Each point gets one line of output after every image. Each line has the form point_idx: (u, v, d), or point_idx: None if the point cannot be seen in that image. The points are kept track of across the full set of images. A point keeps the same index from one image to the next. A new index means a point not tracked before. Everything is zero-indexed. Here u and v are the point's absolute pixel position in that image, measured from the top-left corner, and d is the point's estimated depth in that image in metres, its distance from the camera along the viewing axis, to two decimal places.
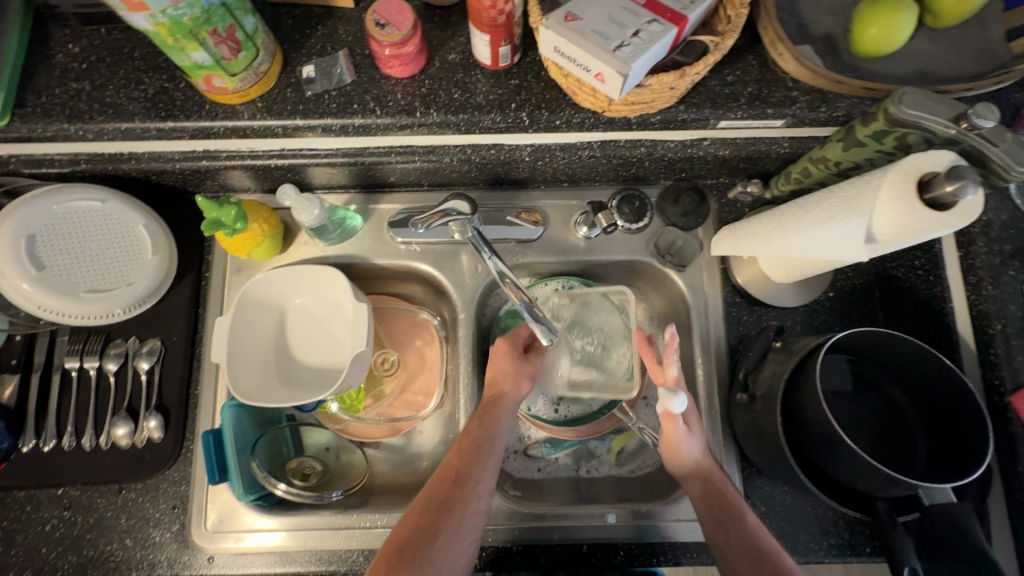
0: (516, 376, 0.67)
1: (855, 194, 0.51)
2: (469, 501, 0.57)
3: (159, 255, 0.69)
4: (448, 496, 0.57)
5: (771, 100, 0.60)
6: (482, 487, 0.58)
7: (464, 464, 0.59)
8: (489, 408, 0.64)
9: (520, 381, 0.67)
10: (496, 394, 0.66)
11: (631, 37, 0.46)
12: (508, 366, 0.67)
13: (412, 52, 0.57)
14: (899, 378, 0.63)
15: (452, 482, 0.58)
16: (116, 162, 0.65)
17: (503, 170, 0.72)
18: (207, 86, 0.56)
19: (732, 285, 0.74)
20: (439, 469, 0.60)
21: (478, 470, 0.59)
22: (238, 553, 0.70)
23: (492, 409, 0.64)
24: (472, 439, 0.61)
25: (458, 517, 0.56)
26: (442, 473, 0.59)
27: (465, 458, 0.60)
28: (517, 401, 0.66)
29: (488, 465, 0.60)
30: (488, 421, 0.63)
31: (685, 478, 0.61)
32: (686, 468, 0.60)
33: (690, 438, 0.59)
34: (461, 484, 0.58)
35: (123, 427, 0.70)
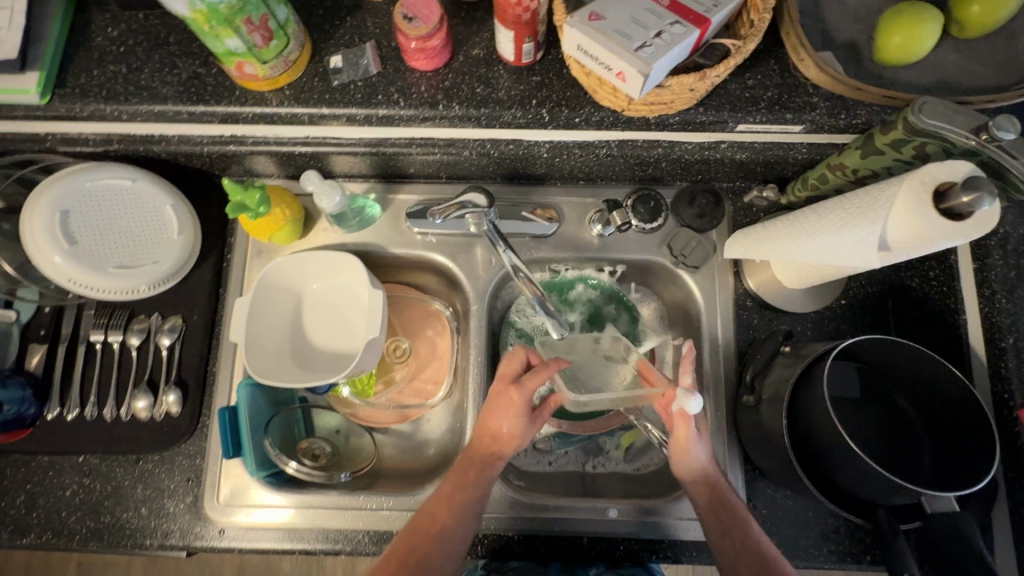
0: (520, 433, 0.64)
1: (871, 201, 0.51)
2: (444, 559, 0.61)
3: (184, 235, 0.72)
4: (418, 555, 0.61)
5: (791, 105, 0.60)
6: (460, 544, 0.63)
7: (444, 524, 0.63)
8: (481, 464, 0.65)
9: (523, 439, 0.65)
10: (492, 451, 0.65)
11: (654, 38, 0.47)
12: (516, 424, 0.64)
13: (437, 46, 0.58)
14: (909, 389, 0.63)
15: (427, 543, 0.62)
16: (148, 144, 0.67)
17: (521, 166, 0.73)
18: (238, 73, 0.58)
19: (743, 288, 0.75)
20: (420, 519, 0.63)
21: (457, 530, 0.63)
22: (247, 527, 0.72)
23: (484, 466, 0.65)
24: (458, 497, 0.64)
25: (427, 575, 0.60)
26: (422, 528, 0.63)
27: (448, 517, 0.63)
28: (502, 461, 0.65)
29: (468, 523, 0.63)
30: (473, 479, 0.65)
31: (690, 485, 0.63)
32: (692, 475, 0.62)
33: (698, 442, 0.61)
34: (438, 544, 0.62)
35: (143, 400, 0.73)
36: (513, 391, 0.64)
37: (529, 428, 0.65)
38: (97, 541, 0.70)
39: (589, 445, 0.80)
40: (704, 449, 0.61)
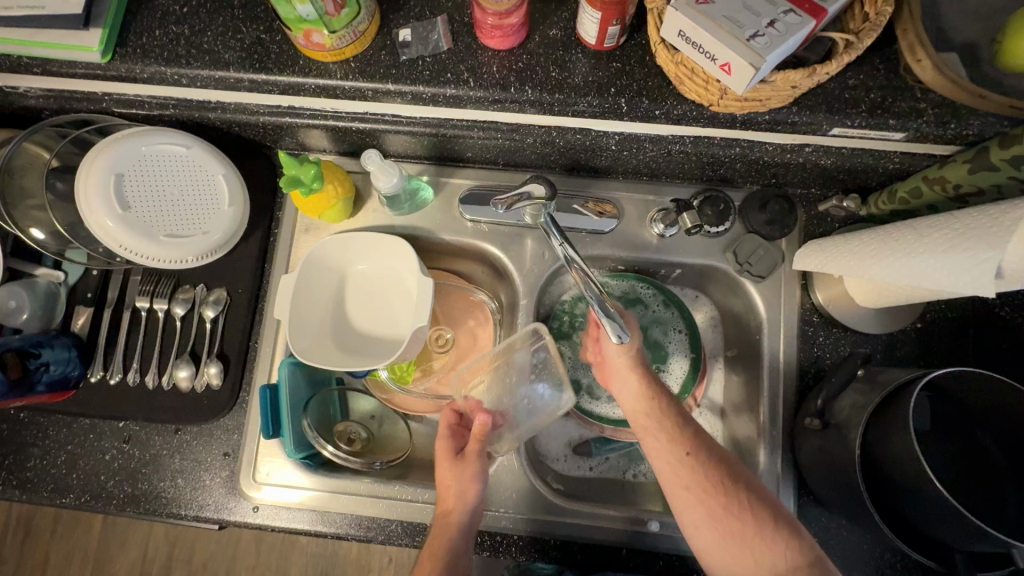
0: (460, 477, 0.64)
1: (986, 223, 0.47)
2: None
3: (234, 207, 0.70)
4: None
5: (896, 110, 0.55)
6: None
7: None
8: (438, 530, 0.62)
9: (465, 486, 0.64)
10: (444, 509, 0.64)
11: (767, 27, 0.42)
12: (449, 474, 0.65)
13: (516, 24, 0.54)
14: (994, 427, 0.58)
15: None
16: (204, 110, 0.66)
17: (584, 157, 0.69)
18: (304, 42, 0.55)
19: (810, 303, 0.71)
20: None
21: None
22: (281, 507, 0.71)
23: (442, 529, 0.62)
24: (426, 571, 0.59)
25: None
26: None
27: None
28: (468, 512, 0.63)
29: None
30: (438, 542, 0.61)
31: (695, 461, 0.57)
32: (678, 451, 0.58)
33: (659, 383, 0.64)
34: None
35: (185, 370, 0.72)
36: (440, 443, 0.67)
37: (468, 467, 0.65)
38: (133, 508, 0.71)
39: (631, 452, 0.78)
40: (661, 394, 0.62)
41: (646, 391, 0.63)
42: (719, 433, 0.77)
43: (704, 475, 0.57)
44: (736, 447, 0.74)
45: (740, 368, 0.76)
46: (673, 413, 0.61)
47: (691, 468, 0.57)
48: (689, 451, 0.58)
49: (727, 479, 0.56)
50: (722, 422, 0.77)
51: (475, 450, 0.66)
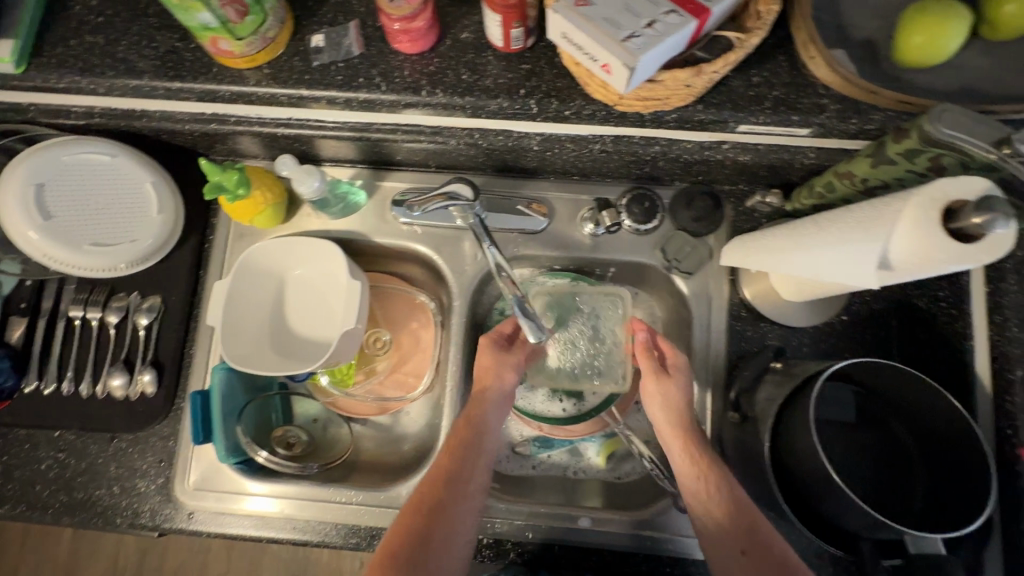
0: (499, 368, 0.66)
1: (873, 215, 0.47)
2: (458, 508, 0.57)
3: (164, 215, 0.70)
4: (438, 504, 0.57)
5: (798, 106, 0.56)
6: (474, 483, 0.59)
7: (451, 464, 0.59)
8: (475, 403, 0.64)
9: (502, 372, 0.66)
10: (479, 390, 0.65)
11: (645, 28, 0.43)
12: (490, 360, 0.66)
13: (422, 27, 0.55)
14: (907, 417, 0.59)
15: (439, 487, 0.58)
16: (130, 119, 0.64)
17: (511, 158, 0.70)
18: (213, 49, 0.56)
19: (739, 298, 0.71)
20: (428, 468, 0.60)
21: (467, 470, 0.59)
22: (218, 512, 0.71)
23: (479, 403, 0.64)
24: (459, 437, 0.61)
25: (447, 524, 0.56)
26: (430, 478, 0.59)
27: (455, 456, 0.60)
28: (503, 396, 0.65)
29: (479, 463, 0.60)
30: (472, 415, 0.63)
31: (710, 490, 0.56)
32: (696, 468, 0.58)
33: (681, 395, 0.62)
34: (452, 486, 0.58)
35: (119, 378, 0.72)
36: (487, 336, 0.69)
37: (508, 362, 0.67)
38: (68, 517, 0.71)
39: (572, 450, 0.78)
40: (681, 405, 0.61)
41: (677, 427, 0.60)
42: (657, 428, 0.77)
43: (727, 519, 0.55)
44: None
45: None
46: (707, 458, 0.58)
47: (717, 514, 0.55)
48: (715, 495, 0.56)
49: (744, 516, 0.54)
50: None
51: (520, 351, 0.69)
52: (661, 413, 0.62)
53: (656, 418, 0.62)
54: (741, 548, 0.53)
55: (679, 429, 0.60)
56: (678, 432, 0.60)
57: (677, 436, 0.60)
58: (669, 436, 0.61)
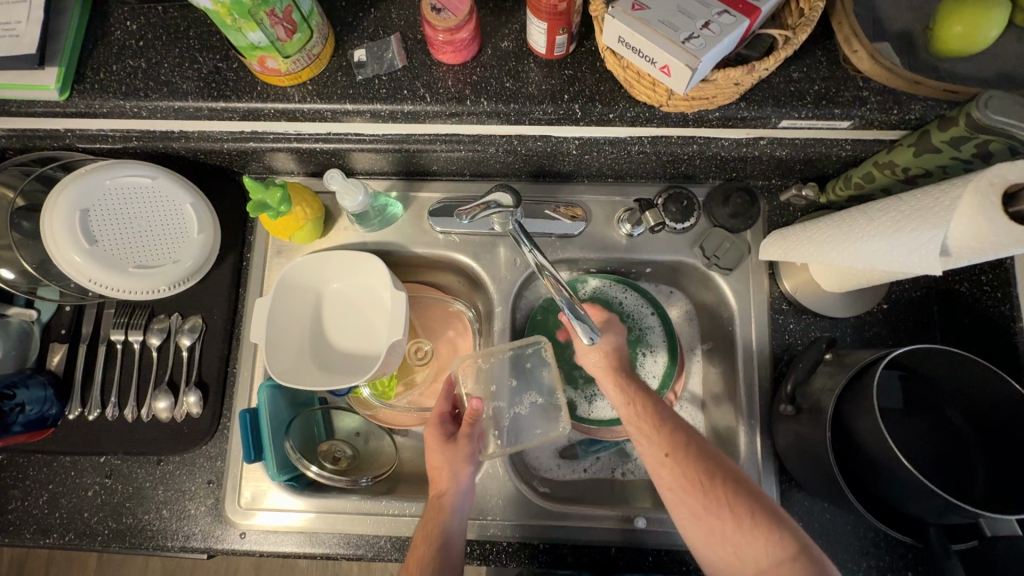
0: (453, 462, 0.63)
1: (930, 203, 0.48)
2: None
3: (204, 235, 0.71)
4: None
5: (840, 99, 0.56)
6: None
7: None
8: (432, 513, 0.61)
9: (457, 467, 0.63)
10: (439, 493, 0.62)
11: (701, 29, 0.43)
12: (441, 459, 0.63)
13: (466, 38, 0.55)
14: (958, 401, 0.60)
15: None
16: (167, 141, 0.66)
17: (547, 163, 0.70)
18: (260, 68, 0.56)
19: (779, 291, 0.72)
20: None
21: None
22: (268, 531, 0.71)
23: (436, 512, 0.61)
24: (418, 558, 0.57)
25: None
26: None
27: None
28: (462, 493, 0.62)
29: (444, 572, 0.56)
30: (433, 525, 0.60)
31: (627, 406, 0.62)
32: (616, 396, 0.63)
33: (607, 337, 0.66)
34: None
35: (164, 401, 0.72)
36: (431, 429, 0.66)
37: (462, 453, 0.64)
38: (118, 543, 0.70)
39: (618, 451, 0.78)
40: (614, 344, 0.66)
41: (628, 394, 0.62)
42: (700, 425, 0.78)
43: (655, 431, 0.59)
44: (719, 438, 0.75)
45: (716, 360, 0.77)
46: (656, 413, 0.60)
47: (646, 431, 0.59)
48: (643, 413, 0.60)
49: (666, 427, 0.59)
50: (704, 415, 0.78)
51: (472, 437, 0.65)
52: (594, 360, 0.66)
53: (593, 369, 0.66)
54: (666, 450, 0.57)
55: (625, 393, 0.62)
56: (613, 374, 0.64)
57: (608, 377, 0.64)
58: (607, 382, 0.64)
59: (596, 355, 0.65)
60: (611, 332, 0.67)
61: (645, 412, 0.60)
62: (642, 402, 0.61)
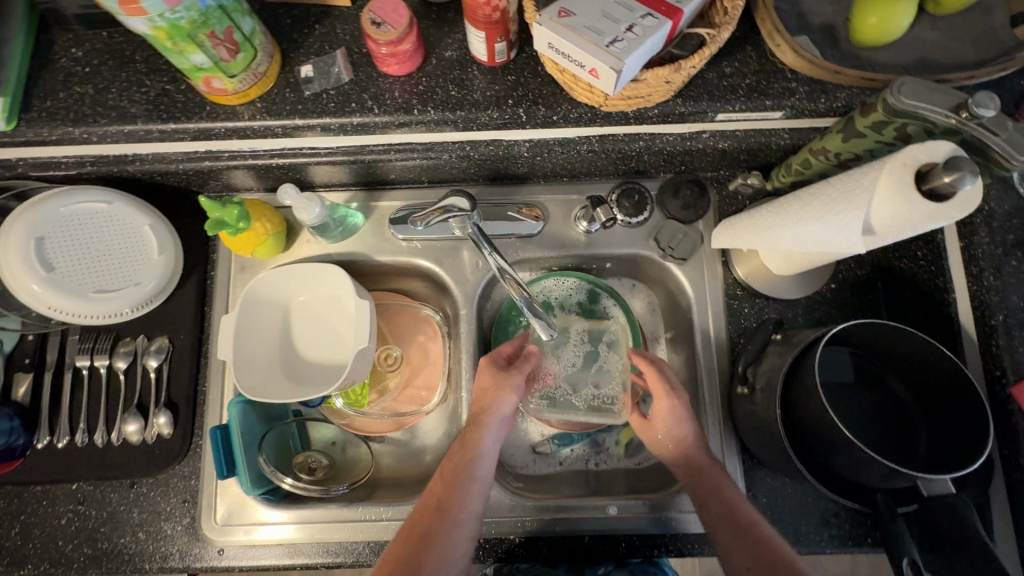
0: (497, 390, 0.67)
1: (852, 185, 0.51)
2: (451, 531, 0.60)
3: (164, 256, 0.71)
4: (428, 530, 0.60)
5: (770, 91, 0.59)
6: (465, 513, 0.61)
7: (444, 494, 0.62)
8: (470, 429, 0.66)
9: (501, 394, 0.67)
10: (479, 413, 0.66)
11: (625, 32, 0.46)
12: (488, 385, 0.68)
13: (408, 50, 0.57)
14: (900, 372, 0.63)
15: (430, 515, 0.61)
16: (122, 164, 0.66)
17: (502, 166, 0.72)
18: (206, 88, 0.57)
19: (733, 277, 0.74)
20: (423, 495, 0.63)
21: (457, 497, 0.61)
22: (247, 545, 0.71)
23: (474, 429, 0.66)
24: (453, 465, 0.64)
25: (439, 548, 0.59)
26: (424, 505, 0.62)
27: (445, 486, 0.62)
28: (501, 417, 0.67)
29: (469, 491, 0.62)
30: (471, 442, 0.65)
31: (700, 503, 0.62)
32: (693, 491, 0.63)
33: (675, 418, 0.67)
34: (441, 513, 0.60)
35: (134, 423, 0.72)
36: (487, 358, 0.70)
37: (508, 383, 0.68)
38: (95, 569, 0.70)
39: (591, 442, 0.80)
40: (685, 433, 0.66)
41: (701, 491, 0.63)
42: None
43: (734, 538, 0.58)
44: None
45: (679, 348, 0.79)
46: (731, 515, 0.60)
47: (724, 535, 0.59)
48: (719, 516, 0.60)
49: (745, 535, 0.58)
50: None
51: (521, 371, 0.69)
52: (667, 444, 0.67)
53: (665, 456, 0.67)
54: (747, 563, 0.56)
55: (700, 490, 0.63)
56: (687, 466, 0.65)
57: (683, 468, 0.65)
58: (679, 471, 0.66)
59: (666, 441, 0.67)
60: (680, 414, 0.67)
61: (721, 516, 0.60)
62: (716, 504, 0.61)
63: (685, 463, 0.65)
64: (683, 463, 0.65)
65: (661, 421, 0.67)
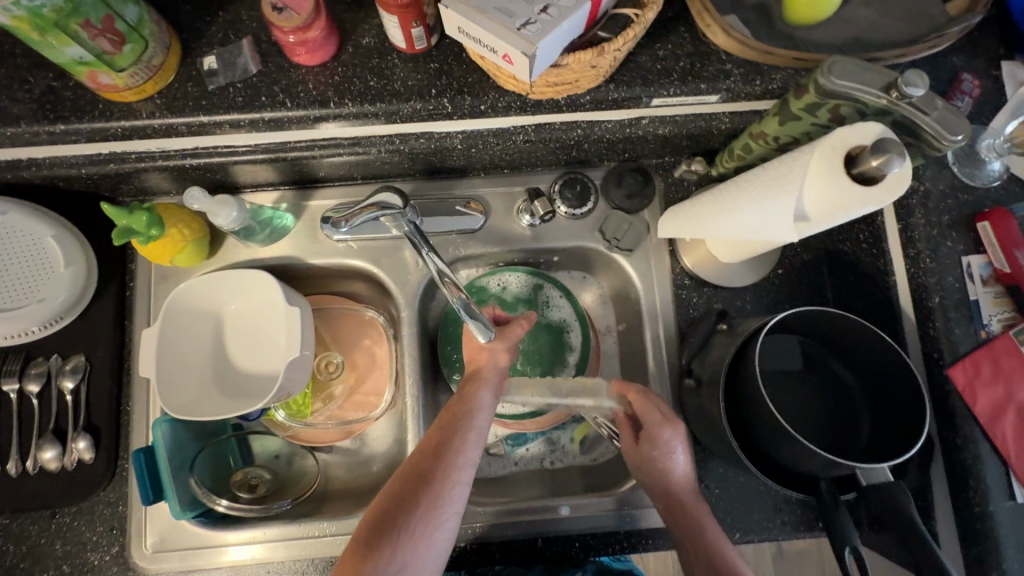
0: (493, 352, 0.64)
1: (785, 170, 0.49)
2: (448, 476, 0.54)
3: (72, 268, 0.67)
4: (424, 472, 0.54)
5: (704, 74, 0.57)
6: (464, 459, 0.56)
7: (442, 438, 0.57)
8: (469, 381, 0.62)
9: (498, 356, 0.64)
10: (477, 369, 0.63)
11: (539, 13, 0.42)
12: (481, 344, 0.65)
13: (318, 37, 0.53)
14: (845, 357, 0.63)
15: (427, 457, 0.55)
16: (14, 170, 0.59)
17: (437, 159, 0.68)
18: (94, 84, 0.52)
19: (680, 267, 0.73)
20: (420, 442, 0.58)
21: (457, 441, 0.56)
22: (183, 571, 0.67)
23: (474, 380, 0.62)
24: (451, 410, 0.59)
25: (434, 491, 0.53)
26: (420, 449, 0.57)
27: (445, 429, 0.58)
28: (497, 374, 0.63)
29: (470, 438, 0.57)
30: (469, 394, 0.61)
31: (683, 537, 0.58)
32: (676, 522, 0.59)
33: (667, 450, 0.60)
34: (440, 456, 0.55)
35: (51, 450, 0.67)
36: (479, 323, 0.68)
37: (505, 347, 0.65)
38: None
39: (545, 440, 0.78)
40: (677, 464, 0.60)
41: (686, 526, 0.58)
42: None
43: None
44: None
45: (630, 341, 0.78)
46: (715, 557, 0.56)
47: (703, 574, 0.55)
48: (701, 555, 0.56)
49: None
50: None
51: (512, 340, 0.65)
52: (654, 476, 0.61)
53: (648, 482, 0.62)
54: None
55: (683, 524, 0.58)
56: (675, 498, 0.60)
57: (671, 499, 0.60)
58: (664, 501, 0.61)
59: (652, 472, 0.61)
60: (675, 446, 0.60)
61: (701, 555, 0.56)
62: (699, 541, 0.57)
63: (673, 495, 0.60)
64: (674, 496, 0.60)
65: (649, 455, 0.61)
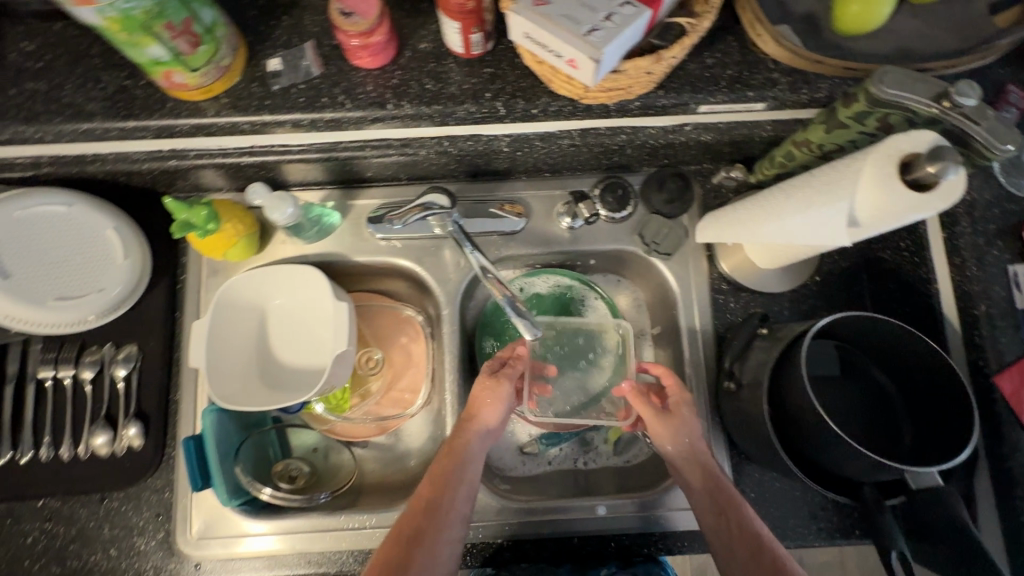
0: (492, 402, 0.65)
1: (836, 176, 0.50)
2: (439, 532, 0.55)
3: (130, 260, 0.69)
4: (416, 530, 0.55)
5: (752, 82, 0.58)
6: (455, 514, 0.57)
7: (433, 493, 0.58)
8: (459, 430, 0.63)
9: (495, 406, 0.65)
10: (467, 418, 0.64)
11: (603, 20, 0.44)
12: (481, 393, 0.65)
13: (381, 41, 0.55)
14: (885, 364, 0.63)
15: (418, 515, 0.56)
16: (82, 164, 0.61)
17: (482, 162, 0.70)
18: (167, 83, 0.54)
19: (718, 272, 0.74)
20: (411, 498, 0.59)
21: (449, 497, 0.57)
22: (226, 558, 0.69)
23: (463, 430, 0.63)
24: (442, 464, 0.60)
25: (427, 549, 0.54)
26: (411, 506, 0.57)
27: (435, 484, 0.58)
28: (490, 424, 0.64)
29: (461, 490, 0.58)
30: (459, 445, 0.61)
31: (710, 520, 0.57)
32: (703, 502, 0.58)
33: (687, 417, 0.64)
34: (432, 512, 0.56)
35: (102, 436, 0.69)
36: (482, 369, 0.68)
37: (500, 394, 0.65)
38: None
39: (579, 440, 0.79)
40: (696, 434, 0.63)
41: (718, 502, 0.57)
42: None
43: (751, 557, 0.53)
44: None
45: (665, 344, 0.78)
46: (749, 531, 0.54)
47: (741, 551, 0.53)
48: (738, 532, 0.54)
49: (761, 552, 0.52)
50: None
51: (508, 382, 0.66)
52: (678, 449, 0.62)
53: (672, 459, 0.62)
54: None
55: (712, 504, 0.57)
56: (702, 475, 0.60)
57: (697, 476, 0.60)
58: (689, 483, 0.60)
59: (675, 444, 0.62)
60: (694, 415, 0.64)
61: (737, 531, 0.55)
62: (733, 517, 0.56)
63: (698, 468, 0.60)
64: (700, 470, 0.60)
65: (673, 424, 0.63)
